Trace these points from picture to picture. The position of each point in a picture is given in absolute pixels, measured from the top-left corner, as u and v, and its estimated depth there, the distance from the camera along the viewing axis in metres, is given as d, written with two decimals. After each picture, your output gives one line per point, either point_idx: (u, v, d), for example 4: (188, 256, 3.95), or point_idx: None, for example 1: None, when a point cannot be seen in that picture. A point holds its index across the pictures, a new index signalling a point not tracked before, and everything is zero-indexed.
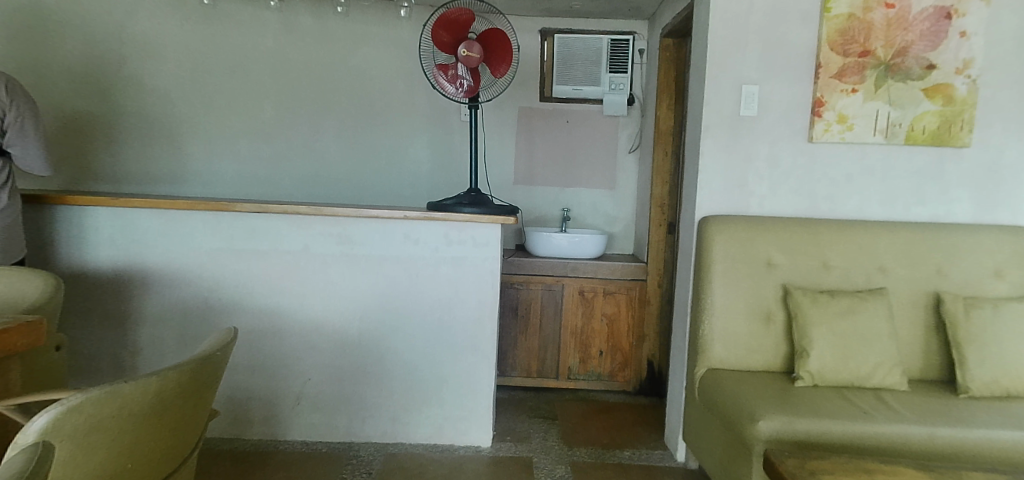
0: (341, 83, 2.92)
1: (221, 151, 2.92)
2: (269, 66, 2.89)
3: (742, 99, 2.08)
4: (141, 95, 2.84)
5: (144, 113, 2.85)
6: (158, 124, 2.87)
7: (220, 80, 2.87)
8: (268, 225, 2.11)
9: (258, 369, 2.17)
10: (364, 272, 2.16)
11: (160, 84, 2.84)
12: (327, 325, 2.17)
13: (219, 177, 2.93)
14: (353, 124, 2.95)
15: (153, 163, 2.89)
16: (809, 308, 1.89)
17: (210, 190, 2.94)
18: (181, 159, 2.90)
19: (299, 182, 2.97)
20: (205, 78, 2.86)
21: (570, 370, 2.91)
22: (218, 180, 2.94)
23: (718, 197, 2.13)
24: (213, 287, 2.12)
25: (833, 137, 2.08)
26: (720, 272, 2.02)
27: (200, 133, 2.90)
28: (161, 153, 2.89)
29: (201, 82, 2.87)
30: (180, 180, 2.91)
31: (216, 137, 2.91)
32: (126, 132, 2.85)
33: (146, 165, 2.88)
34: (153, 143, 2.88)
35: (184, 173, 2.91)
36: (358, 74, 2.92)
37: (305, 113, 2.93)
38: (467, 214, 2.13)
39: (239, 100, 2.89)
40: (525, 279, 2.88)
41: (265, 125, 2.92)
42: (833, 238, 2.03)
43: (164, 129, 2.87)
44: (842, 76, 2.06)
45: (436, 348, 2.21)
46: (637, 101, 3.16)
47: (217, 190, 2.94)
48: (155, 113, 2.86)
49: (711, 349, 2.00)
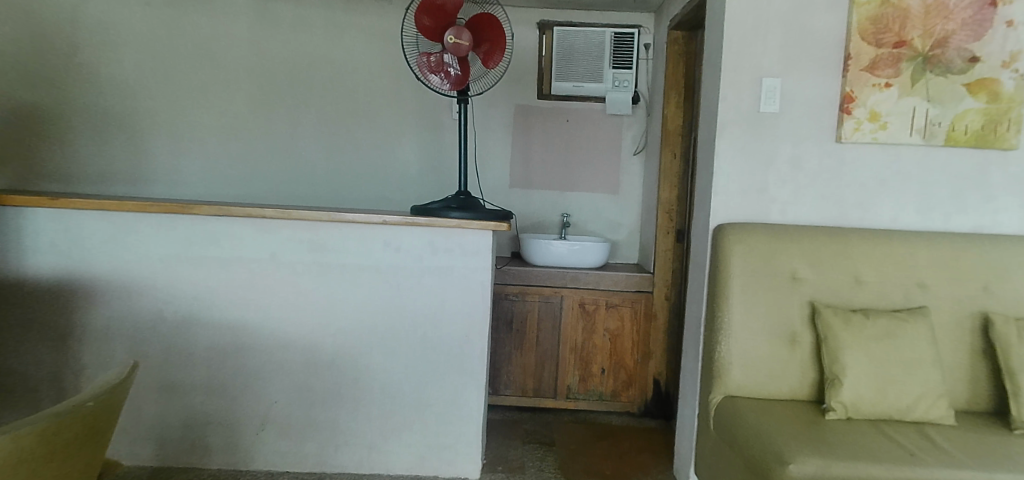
0: (323, 77, 2.71)
1: (190, 149, 2.70)
2: (246, 59, 2.67)
3: (762, 94, 1.87)
4: (102, 88, 2.62)
5: (104, 107, 2.64)
6: (122, 120, 2.65)
7: (189, 71, 2.66)
8: (233, 231, 1.90)
9: (219, 391, 1.94)
10: (340, 283, 1.95)
11: (124, 76, 2.63)
12: (298, 342, 1.95)
13: (187, 177, 2.71)
14: (337, 123, 2.73)
15: (117, 161, 2.67)
16: (841, 330, 1.66)
17: (177, 191, 2.72)
18: (145, 158, 2.68)
19: (279, 185, 2.75)
20: (174, 71, 2.65)
21: (569, 389, 2.68)
22: (188, 181, 2.72)
23: (734, 203, 1.91)
24: (169, 299, 1.90)
25: (864, 137, 1.86)
26: (737, 288, 1.80)
27: (169, 129, 2.68)
28: (123, 151, 2.67)
29: (168, 74, 2.65)
30: (144, 180, 2.69)
31: (188, 135, 2.69)
32: (87, 128, 2.63)
33: (109, 164, 2.66)
34: (115, 140, 2.66)
35: (149, 172, 2.69)
36: (342, 68, 2.71)
37: (285, 109, 2.71)
38: (455, 219, 1.91)
39: (211, 95, 2.68)
40: (520, 290, 2.66)
41: (241, 123, 2.70)
42: (865, 251, 1.80)
43: (129, 125, 2.66)
44: (874, 68, 1.84)
45: (421, 369, 1.98)
46: (642, 99, 2.94)
47: (188, 192, 2.72)
48: (118, 108, 2.64)
49: (729, 375, 1.78)
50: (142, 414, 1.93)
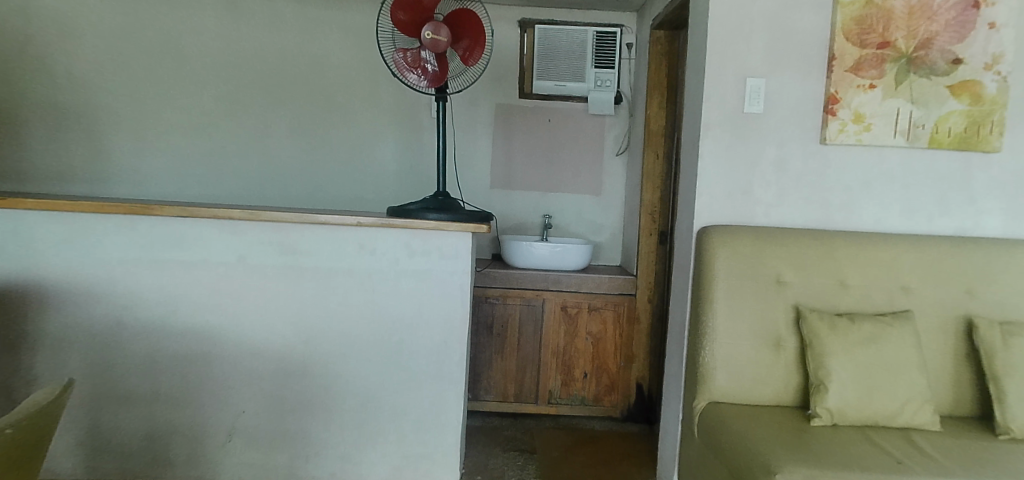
0: (297, 74, 2.62)
1: (155, 148, 2.59)
2: (216, 54, 2.58)
3: (746, 94, 1.84)
4: (63, 83, 2.53)
5: (64, 104, 2.54)
6: (83, 117, 2.55)
7: (154, 67, 2.56)
8: (198, 232, 1.82)
9: (183, 400, 1.86)
10: (313, 287, 1.87)
11: (86, 71, 2.53)
12: (268, 349, 1.87)
13: (152, 176, 2.61)
14: (311, 121, 2.65)
15: (77, 160, 2.56)
16: (826, 335, 1.63)
17: (141, 190, 2.61)
18: (107, 156, 2.58)
19: (249, 184, 2.65)
20: (139, 65, 2.55)
21: (551, 394, 2.63)
22: (152, 180, 2.61)
23: (718, 205, 1.87)
24: (129, 304, 1.82)
25: (849, 138, 1.84)
26: (722, 292, 1.76)
27: (134, 126, 2.58)
28: (83, 149, 2.56)
29: (132, 70, 2.55)
30: (105, 179, 2.59)
31: (153, 132, 2.59)
32: (47, 125, 2.54)
33: (69, 163, 2.56)
34: (75, 137, 2.55)
35: (111, 171, 2.58)
36: (317, 64, 2.63)
37: (256, 106, 2.62)
38: (432, 221, 1.84)
39: (178, 91, 2.58)
40: (501, 293, 2.60)
41: (210, 120, 2.61)
42: (849, 254, 1.78)
43: (90, 122, 2.55)
44: (858, 69, 1.82)
45: (397, 376, 1.92)
46: (624, 99, 2.90)
47: (153, 191, 2.62)
48: (78, 105, 2.54)
49: (712, 380, 1.74)
50: (100, 424, 1.84)
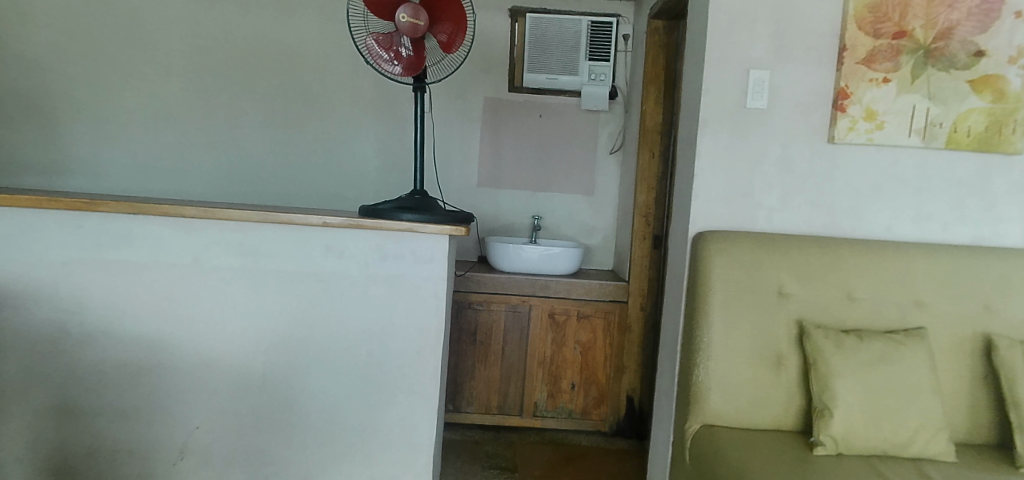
0: (276, 65, 2.54)
1: (124, 138, 2.52)
2: (192, 45, 2.51)
3: (749, 87, 1.69)
4: (31, 71, 2.45)
5: (33, 92, 2.46)
6: (52, 106, 2.47)
7: (125, 55, 2.48)
8: (148, 231, 1.67)
9: (131, 415, 1.71)
10: (273, 292, 1.72)
11: (54, 58, 2.45)
12: (224, 360, 1.72)
13: (117, 167, 2.53)
14: (291, 116, 2.57)
15: (44, 150, 2.49)
16: (832, 354, 1.48)
17: (106, 184, 2.51)
18: (76, 148, 2.50)
19: (226, 183, 2.57)
20: (111, 56, 2.48)
21: (536, 407, 2.48)
22: (118, 172, 2.53)
23: (716, 209, 1.72)
24: (73, 309, 1.67)
25: (859, 137, 1.68)
26: (718, 304, 1.61)
27: (106, 119, 2.50)
28: (52, 139, 2.49)
29: (101, 56, 2.48)
30: (73, 171, 2.50)
31: (127, 126, 2.52)
32: (16, 114, 2.46)
33: (37, 156, 2.49)
34: (43, 127, 2.47)
35: (78, 163, 2.50)
36: (295, 56, 2.54)
37: (234, 101, 2.54)
38: (405, 222, 1.69)
39: (146, 79, 2.50)
40: (485, 298, 2.45)
41: (187, 114, 2.53)
42: (857, 264, 1.62)
43: (60, 114, 2.48)
44: (871, 61, 1.66)
45: (364, 390, 1.77)
46: (619, 94, 2.75)
47: (123, 187, 2.54)
48: (47, 93, 2.47)
49: (707, 401, 1.58)
50: (41, 439, 1.70)
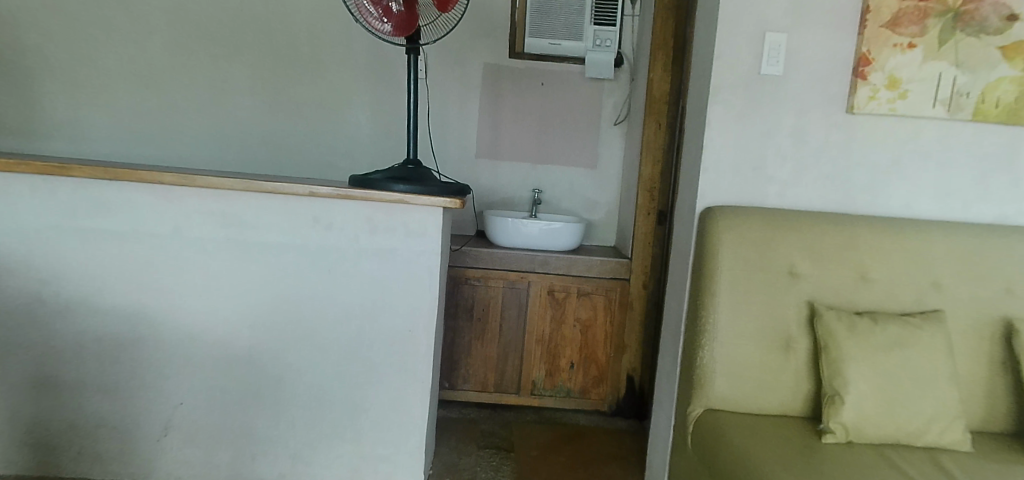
0: (270, 28, 2.50)
1: (116, 102, 2.49)
2: (185, 10, 2.46)
3: (764, 52, 1.58)
4: (22, 32, 2.42)
5: (25, 54, 2.44)
6: (43, 67, 2.45)
7: (114, 15, 2.44)
8: (126, 199, 1.58)
9: (112, 390, 1.64)
10: (259, 265, 1.64)
11: (45, 19, 2.43)
12: (208, 335, 1.65)
13: (109, 132, 2.50)
14: (285, 82, 2.53)
15: (37, 113, 2.47)
16: (844, 337, 1.40)
17: (101, 148, 2.51)
18: (67, 110, 2.47)
19: (220, 151, 2.54)
20: (102, 20, 2.44)
21: (534, 385, 2.42)
22: (110, 136, 2.51)
23: (725, 182, 1.63)
24: (49, 280, 1.60)
25: (880, 108, 1.57)
26: (725, 283, 1.52)
27: (96, 82, 2.47)
28: (44, 102, 2.46)
29: (91, 16, 2.44)
30: (65, 136, 2.49)
31: (118, 91, 2.48)
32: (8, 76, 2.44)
33: (28, 121, 2.46)
34: (35, 90, 2.45)
35: (71, 127, 2.48)
36: (288, 22, 2.50)
37: (227, 68, 2.51)
38: (397, 193, 1.59)
39: (137, 41, 2.47)
40: (483, 274, 2.37)
41: (179, 81, 2.50)
42: (874, 243, 1.52)
43: (51, 77, 2.45)
44: (895, 24, 1.55)
45: (354, 369, 1.70)
46: (625, 61, 2.63)
47: (115, 154, 2.51)
48: (38, 55, 2.44)
49: (710, 385, 1.51)
50: (21, 414, 1.64)
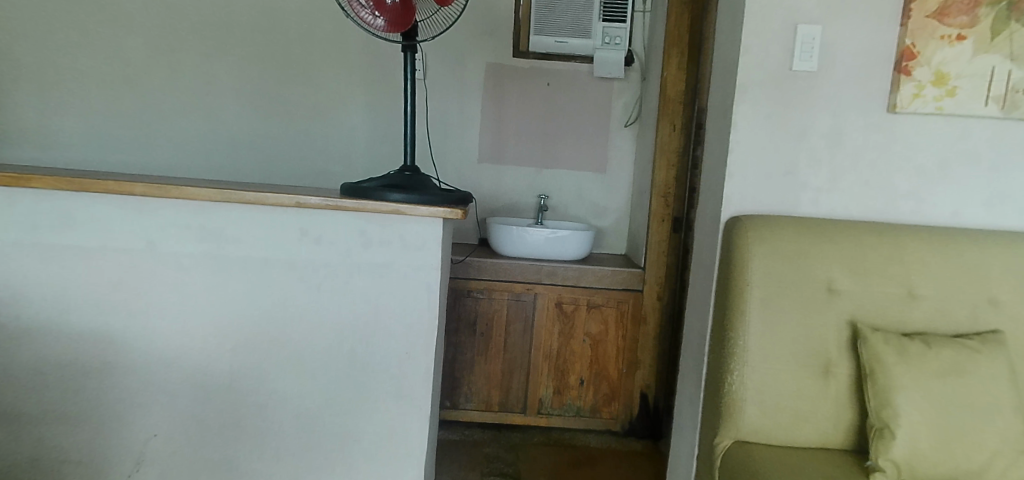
0: (260, 29, 2.37)
1: (97, 105, 2.36)
2: (170, 9, 2.34)
3: (796, 46, 1.43)
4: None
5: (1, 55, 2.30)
6: (21, 69, 2.32)
7: (96, 15, 2.32)
8: (95, 212, 1.44)
9: (80, 421, 1.50)
10: (241, 283, 1.49)
11: (23, 19, 2.29)
12: (185, 359, 1.51)
13: (90, 136, 2.37)
14: (275, 84, 2.40)
15: (14, 118, 2.33)
16: (894, 362, 1.24)
17: (82, 154, 2.37)
18: (46, 114, 2.34)
19: (208, 157, 2.42)
20: (83, 21, 2.32)
21: (541, 404, 2.27)
22: (92, 141, 2.37)
23: (754, 189, 1.48)
24: (9, 301, 1.45)
25: (926, 106, 1.43)
26: (757, 301, 1.37)
27: (77, 84, 2.34)
28: (22, 106, 2.33)
29: (72, 15, 2.31)
30: (44, 141, 2.35)
31: (100, 96, 2.35)
32: None
33: (4, 128, 2.34)
34: (12, 93, 2.32)
35: (50, 132, 2.35)
36: (278, 21, 2.37)
37: (214, 70, 2.38)
38: (392, 204, 1.44)
39: (120, 41, 2.34)
40: (486, 286, 2.22)
41: (164, 83, 2.37)
42: (922, 255, 1.37)
43: (29, 79, 2.32)
44: (943, 14, 1.40)
45: (346, 395, 1.55)
46: (636, 60, 2.49)
47: (96, 161, 2.38)
48: (15, 57, 2.31)
49: (740, 414, 1.36)
50: None
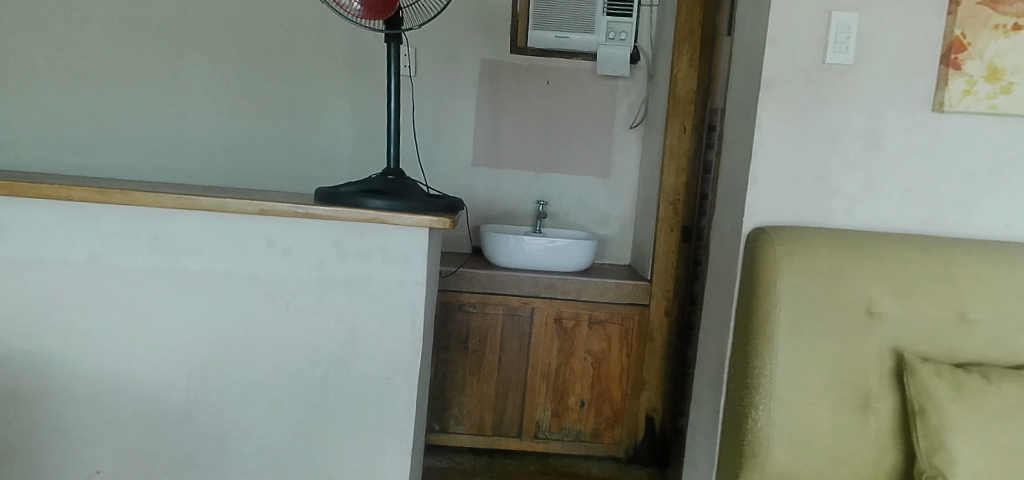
0: (238, 21, 2.20)
1: (60, 101, 2.18)
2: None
3: (831, 36, 1.26)
4: None
5: None
6: None
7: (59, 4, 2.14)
8: (30, 219, 1.26)
9: (11, 458, 1.32)
10: (198, 301, 1.32)
11: None
12: (134, 387, 1.33)
13: (52, 135, 2.19)
14: (253, 81, 2.23)
15: None
16: (949, 400, 1.06)
17: (42, 154, 2.19)
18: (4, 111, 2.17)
19: (180, 158, 2.24)
20: (43, 11, 2.14)
21: (538, 428, 2.09)
22: (53, 140, 2.19)
23: (780, 198, 1.31)
24: None
25: (978, 105, 1.26)
26: (787, 325, 1.20)
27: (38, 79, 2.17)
28: None
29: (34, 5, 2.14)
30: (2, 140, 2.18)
31: (63, 91, 2.18)
32: None
33: None
34: None
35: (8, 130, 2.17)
36: (257, 13, 2.20)
37: (187, 65, 2.20)
38: (369, 211, 1.26)
39: (85, 32, 2.16)
40: (479, 299, 2.05)
41: (133, 79, 2.20)
42: (976, 273, 1.20)
43: None
44: (998, 1, 1.23)
45: (317, 427, 1.37)
46: (642, 57, 2.32)
47: (58, 161, 2.21)
48: None
49: (767, 456, 1.18)
50: None
